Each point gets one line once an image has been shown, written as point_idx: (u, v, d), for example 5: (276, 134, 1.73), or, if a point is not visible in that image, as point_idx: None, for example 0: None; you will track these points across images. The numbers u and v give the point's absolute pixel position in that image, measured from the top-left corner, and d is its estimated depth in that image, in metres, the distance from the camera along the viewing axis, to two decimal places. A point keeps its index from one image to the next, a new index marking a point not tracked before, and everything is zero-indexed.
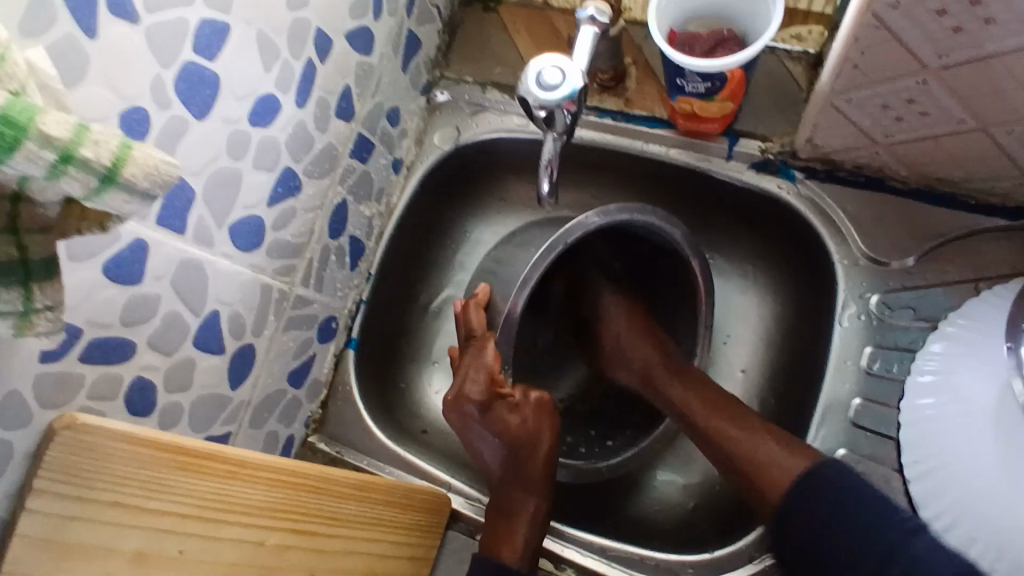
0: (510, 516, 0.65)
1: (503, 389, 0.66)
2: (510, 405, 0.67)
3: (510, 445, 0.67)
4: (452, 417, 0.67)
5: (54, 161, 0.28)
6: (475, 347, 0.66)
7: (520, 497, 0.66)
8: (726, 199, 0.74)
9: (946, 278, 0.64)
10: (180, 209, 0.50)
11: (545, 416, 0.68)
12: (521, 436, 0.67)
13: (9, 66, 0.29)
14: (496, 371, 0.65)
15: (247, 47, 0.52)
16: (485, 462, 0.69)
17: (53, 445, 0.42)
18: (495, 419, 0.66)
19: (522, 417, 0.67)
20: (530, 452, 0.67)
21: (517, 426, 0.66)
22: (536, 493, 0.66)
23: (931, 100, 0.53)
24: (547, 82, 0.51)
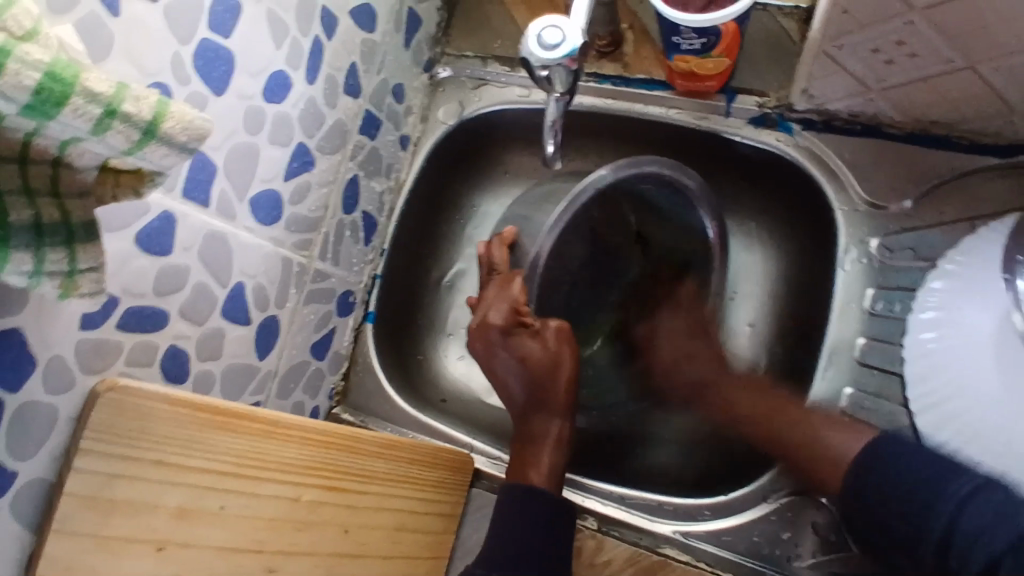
0: (535, 442, 0.68)
1: (526, 319, 0.69)
2: (532, 333, 0.70)
3: (534, 373, 0.69)
4: (477, 336, 0.70)
5: (101, 115, 0.31)
6: (501, 283, 0.72)
7: (544, 421, 0.69)
8: (727, 156, 0.76)
9: (943, 219, 0.66)
10: (203, 182, 0.52)
11: (566, 344, 0.70)
12: (543, 365, 0.69)
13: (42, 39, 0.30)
14: (521, 303, 0.69)
15: (258, 24, 0.54)
16: (509, 393, 0.71)
17: (97, 406, 0.44)
18: (517, 346, 0.70)
19: (543, 344, 0.70)
20: (552, 380, 0.69)
21: (540, 353, 0.69)
22: (560, 418, 0.69)
23: (920, 41, 0.55)
24: (547, 43, 0.53)
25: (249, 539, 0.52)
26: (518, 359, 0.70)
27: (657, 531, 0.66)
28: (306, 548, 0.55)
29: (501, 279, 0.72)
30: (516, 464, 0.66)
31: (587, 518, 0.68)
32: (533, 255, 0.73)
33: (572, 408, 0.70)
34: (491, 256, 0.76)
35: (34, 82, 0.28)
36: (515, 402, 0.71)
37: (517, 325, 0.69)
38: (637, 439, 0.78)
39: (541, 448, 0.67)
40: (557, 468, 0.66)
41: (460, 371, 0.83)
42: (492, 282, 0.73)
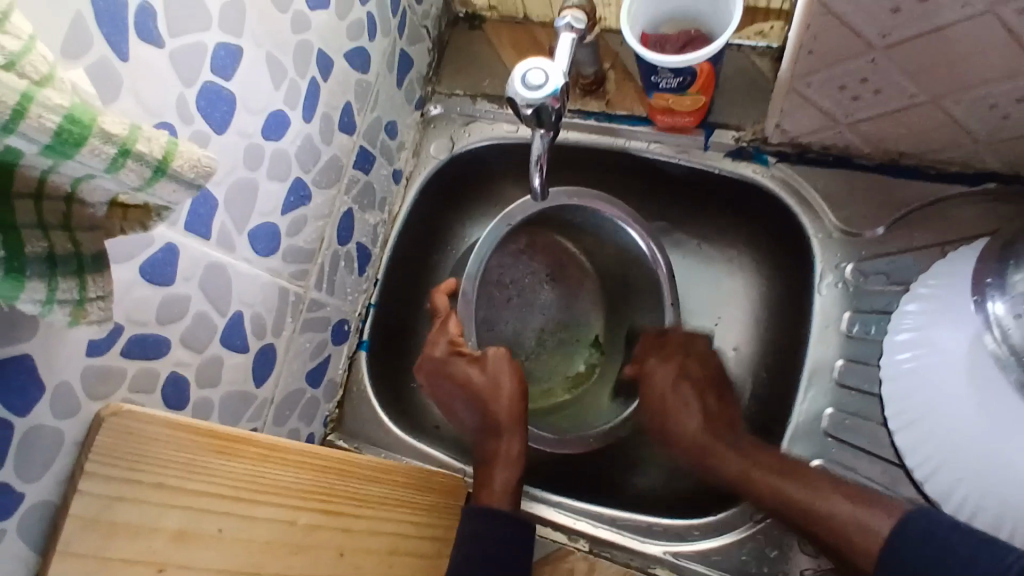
0: (489, 463, 0.69)
1: (463, 349, 0.74)
2: (470, 361, 0.73)
3: (476, 399, 0.71)
4: (425, 371, 0.75)
5: (115, 155, 0.33)
6: (439, 323, 0.76)
7: (495, 441, 0.70)
8: (706, 187, 0.79)
9: (916, 244, 0.69)
10: (205, 216, 0.55)
11: (505, 366, 0.72)
12: (483, 389, 0.71)
13: (58, 83, 0.31)
14: (456, 334, 0.74)
15: (258, 67, 0.57)
16: (463, 422, 0.74)
17: (101, 431, 0.47)
18: (457, 375, 0.73)
19: (482, 369, 0.72)
20: (496, 402, 0.71)
21: (478, 377, 0.72)
22: (508, 436, 0.70)
23: (882, 77, 0.58)
24: (531, 83, 0.57)
25: (247, 563, 0.53)
26: (458, 386, 0.72)
27: (647, 552, 0.67)
28: (301, 572, 0.56)
29: (439, 318, 0.77)
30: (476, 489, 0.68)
31: (577, 539, 0.69)
32: (470, 293, 0.78)
33: (522, 424, 0.71)
34: (436, 303, 0.78)
35: (54, 124, 0.31)
36: (470, 428, 0.73)
37: (455, 355, 0.73)
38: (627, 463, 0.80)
39: (496, 466, 0.69)
40: (511, 483, 0.67)
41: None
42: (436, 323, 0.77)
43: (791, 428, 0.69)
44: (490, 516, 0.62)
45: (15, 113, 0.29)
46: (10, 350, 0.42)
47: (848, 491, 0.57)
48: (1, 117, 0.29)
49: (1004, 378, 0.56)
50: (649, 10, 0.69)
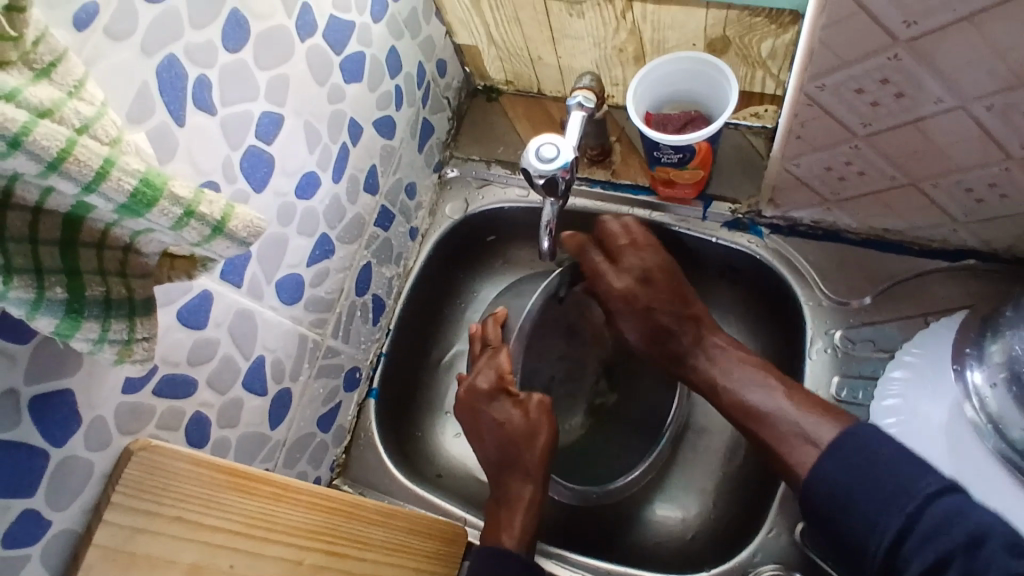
0: (510, 506, 0.71)
1: (510, 387, 0.75)
2: (515, 402, 0.74)
3: (511, 439, 0.73)
4: (467, 400, 0.76)
5: (181, 215, 0.38)
6: (489, 353, 0.78)
7: (519, 486, 0.72)
8: (704, 255, 0.83)
9: (899, 315, 0.73)
10: (239, 266, 0.59)
11: (546, 415, 0.74)
12: (521, 432, 0.73)
13: (123, 145, 0.37)
14: (505, 371, 0.75)
15: (297, 134, 0.63)
16: (485, 453, 0.75)
17: (131, 464, 0.50)
18: (498, 414, 0.74)
19: (524, 412, 0.74)
20: (528, 447, 0.73)
21: (519, 420, 0.73)
22: (534, 482, 0.72)
23: (866, 162, 0.64)
24: (545, 156, 0.62)
25: None
26: (496, 425, 0.74)
27: None
28: None
29: (490, 349, 0.78)
30: (495, 527, 0.70)
31: None
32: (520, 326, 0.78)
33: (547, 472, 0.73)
34: (487, 333, 0.82)
35: (131, 186, 0.36)
36: (491, 462, 0.75)
37: (502, 392, 0.75)
38: (627, 519, 0.82)
39: (516, 509, 0.71)
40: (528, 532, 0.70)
41: (457, 448, 0.87)
42: (484, 352, 0.79)
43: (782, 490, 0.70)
44: (507, 561, 0.64)
45: (98, 175, 0.34)
46: (57, 384, 0.46)
47: (806, 402, 0.62)
48: (87, 177, 0.34)
49: (981, 445, 0.62)
50: (653, 92, 0.75)
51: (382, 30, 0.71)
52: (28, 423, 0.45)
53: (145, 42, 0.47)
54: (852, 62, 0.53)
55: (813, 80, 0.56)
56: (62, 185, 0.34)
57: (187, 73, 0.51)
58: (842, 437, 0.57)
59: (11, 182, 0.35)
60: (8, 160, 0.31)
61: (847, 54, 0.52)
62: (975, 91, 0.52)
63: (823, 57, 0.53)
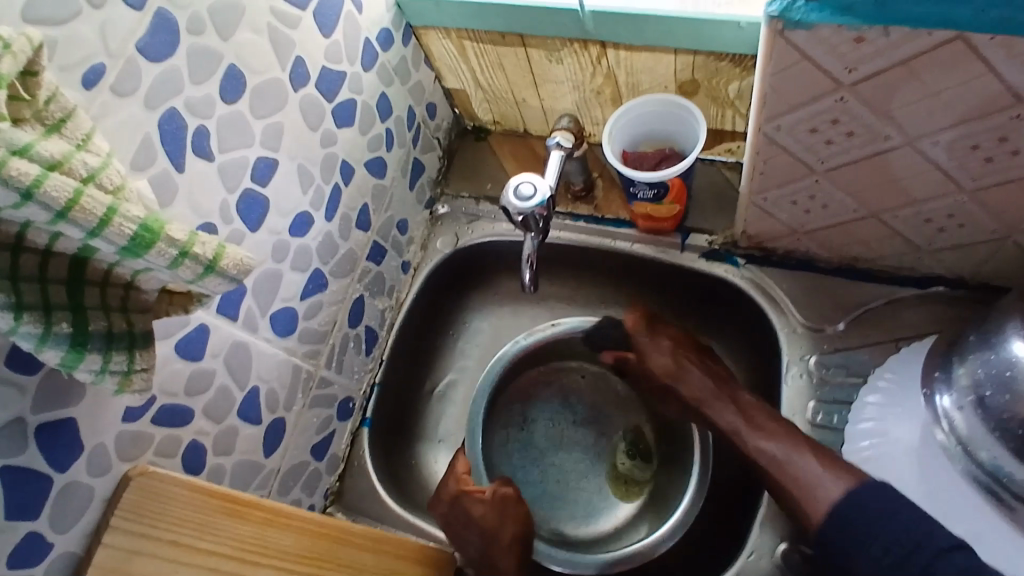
0: None
1: (471, 487, 0.78)
2: (477, 499, 0.77)
3: (481, 536, 0.75)
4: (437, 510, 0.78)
5: (176, 255, 0.42)
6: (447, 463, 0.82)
7: None
8: (684, 284, 0.87)
9: (870, 340, 0.76)
10: (236, 300, 0.63)
11: (510, 507, 0.77)
12: (486, 526, 0.75)
13: (127, 192, 0.41)
14: (461, 475, 0.79)
15: (291, 177, 0.67)
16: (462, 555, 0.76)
17: (128, 489, 0.54)
18: (463, 513, 0.77)
19: (486, 508, 0.76)
20: (496, 538, 0.75)
21: (483, 516, 0.76)
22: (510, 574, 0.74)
23: (827, 195, 0.67)
24: (523, 194, 0.66)
25: None
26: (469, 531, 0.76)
27: None
28: None
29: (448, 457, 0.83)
30: None
31: None
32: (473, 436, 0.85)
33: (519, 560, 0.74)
34: None
35: (132, 231, 0.39)
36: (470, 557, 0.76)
37: (463, 493, 0.78)
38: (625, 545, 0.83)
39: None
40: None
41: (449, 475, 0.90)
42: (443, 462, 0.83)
43: (760, 512, 0.72)
44: None
45: (101, 222, 0.38)
46: (60, 412, 0.49)
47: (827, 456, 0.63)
48: (91, 224, 0.38)
49: (951, 466, 0.65)
50: (628, 132, 0.79)
51: (373, 78, 0.76)
52: (32, 450, 0.48)
53: (149, 97, 0.51)
54: (803, 104, 0.57)
55: (770, 122, 0.60)
56: (70, 231, 0.38)
57: (187, 124, 0.55)
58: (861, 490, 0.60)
59: (24, 228, 0.39)
60: (22, 210, 0.36)
61: (797, 97, 0.56)
62: (919, 129, 0.56)
63: (777, 100, 0.57)
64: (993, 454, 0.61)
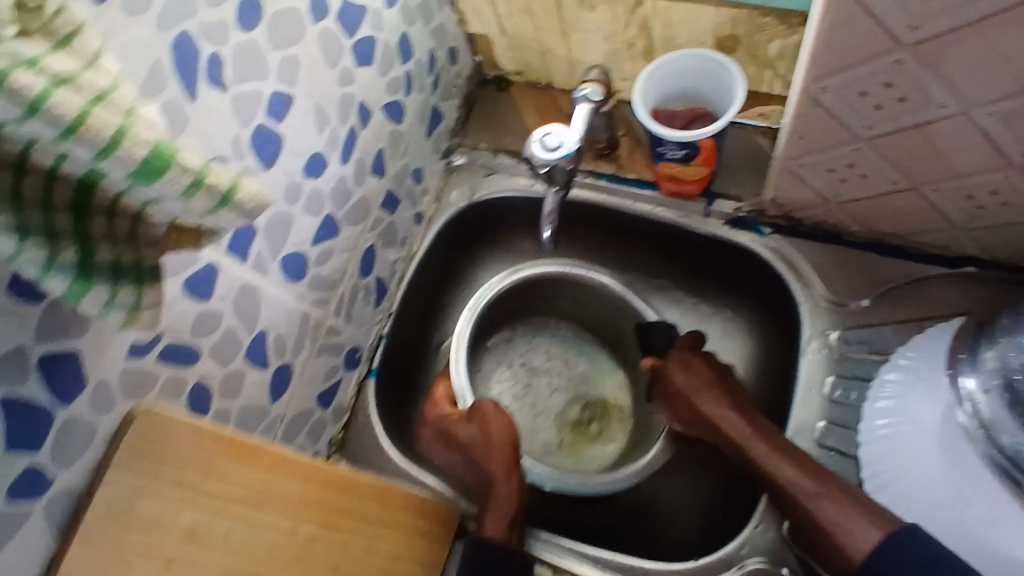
0: (489, 502, 0.73)
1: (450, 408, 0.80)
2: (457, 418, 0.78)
3: (465, 450, 0.76)
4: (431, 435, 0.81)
5: (191, 183, 0.39)
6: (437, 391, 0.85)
7: (493, 484, 0.73)
8: (706, 250, 0.84)
9: (895, 318, 0.74)
10: (245, 241, 0.60)
11: (491, 417, 0.77)
12: (470, 440, 0.76)
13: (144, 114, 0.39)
14: (441, 400, 0.82)
15: (307, 115, 0.64)
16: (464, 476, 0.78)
17: (132, 426, 0.52)
18: (446, 434, 0.78)
19: (466, 424, 0.77)
20: (482, 451, 0.75)
21: (466, 430, 0.77)
22: (503, 480, 0.73)
23: (867, 164, 0.64)
24: (548, 145, 0.63)
25: (249, 566, 0.57)
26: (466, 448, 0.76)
27: None
28: None
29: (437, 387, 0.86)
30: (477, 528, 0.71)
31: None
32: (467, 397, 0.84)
33: (512, 468, 0.74)
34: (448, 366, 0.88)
35: (143, 155, 0.37)
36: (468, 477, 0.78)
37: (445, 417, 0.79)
38: (636, 509, 0.81)
39: (492, 521, 0.70)
40: (501, 523, 0.70)
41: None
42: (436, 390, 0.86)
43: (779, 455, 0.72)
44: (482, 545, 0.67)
45: (111, 143, 0.36)
46: (63, 345, 0.48)
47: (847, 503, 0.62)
48: (101, 143, 0.35)
49: (972, 449, 0.62)
50: (659, 89, 0.76)
51: (395, 15, 0.72)
52: (33, 382, 0.46)
53: (161, 18, 0.48)
54: (857, 64, 0.54)
55: (816, 82, 0.57)
56: (79, 151, 0.35)
57: (201, 51, 0.52)
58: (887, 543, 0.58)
59: (28, 148, 0.35)
60: (26, 125, 0.33)
61: (852, 55, 0.53)
62: (976, 98, 0.52)
63: (825, 59, 0.54)
64: (1015, 438, 0.58)
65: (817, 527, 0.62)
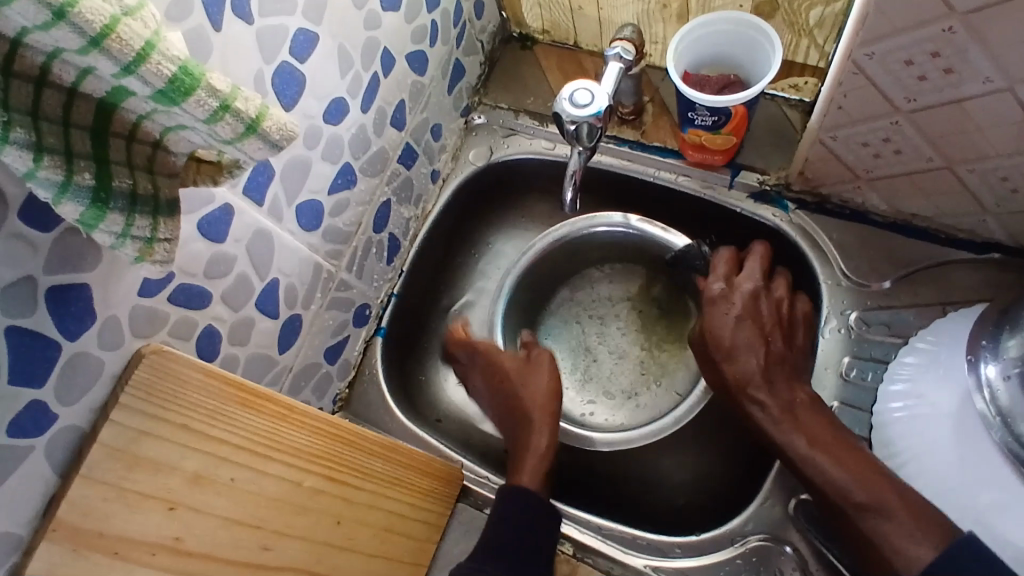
0: (522, 453, 0.73)
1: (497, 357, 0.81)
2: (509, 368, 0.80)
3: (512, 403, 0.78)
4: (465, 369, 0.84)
5: (216, 108, 0.37)
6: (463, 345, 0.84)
7: (529, 436, 0.74)
8: (726, 223, 0.83)
9: (917, 301, 0.73)
10: (262, 183, 0.59)
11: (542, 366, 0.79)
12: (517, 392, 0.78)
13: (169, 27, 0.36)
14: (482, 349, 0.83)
15: (330, 56, 0.62)
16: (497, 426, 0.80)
17: (142, 366, 0.50)
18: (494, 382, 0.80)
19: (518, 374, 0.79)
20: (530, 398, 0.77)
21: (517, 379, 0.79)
22: (540, 427, 0.74)
23: (904, 139, 0.62)
24: (578, 102, 0.61)
25: (252, 515, 0.56)
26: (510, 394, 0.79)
27: (629, 563, 0.70)
28: (299, 531, 0.59)
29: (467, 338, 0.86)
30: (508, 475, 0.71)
31: (563, 542, 0.73)
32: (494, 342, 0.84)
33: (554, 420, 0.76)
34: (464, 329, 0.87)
35: (170, 72, 0.35)
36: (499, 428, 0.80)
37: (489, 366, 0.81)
38: (639, 481, 0.81)
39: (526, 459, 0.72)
40: (530, 463, 0.71)
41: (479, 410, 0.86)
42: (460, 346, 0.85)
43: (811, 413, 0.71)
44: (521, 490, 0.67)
45: (138, 57, 0.33)
46: (72, 277, 0.46)
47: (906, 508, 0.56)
48: (127, 58, 0.33)
49: (987, 434, 0.59)
50: (693, 52, 0.74)
51: None
52: (41, 313, 0.44)
53: None
54: (904, 30, 0.51)
55: (862, 48, 0.54)
56: (101, 62, 0.33)
57: None
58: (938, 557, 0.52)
59: (49, 60, 0.34)
60: (50, 31, 0.31)
61: (901, 20, 0.50)
62: None
63: (875, 24, 0.52)
64: None
65: (864, 536, 0.57)
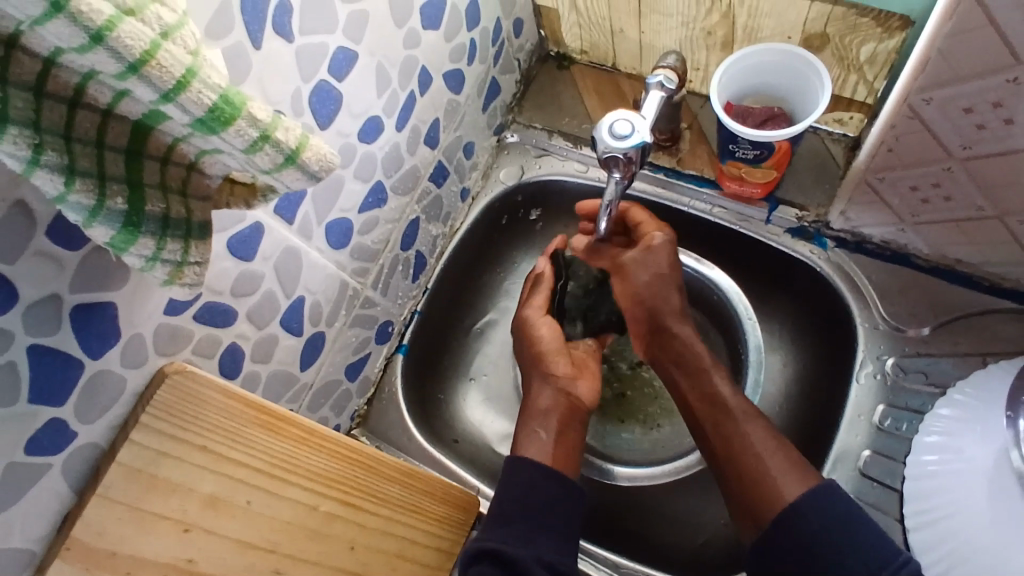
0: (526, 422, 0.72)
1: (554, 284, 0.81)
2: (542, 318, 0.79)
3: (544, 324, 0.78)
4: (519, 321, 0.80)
5: (256, 137, 0.36)
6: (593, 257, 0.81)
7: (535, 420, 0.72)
8: (761, 257, 0.81)
9: (956, 350, 0.70)
10: (294, 203, 0.58)
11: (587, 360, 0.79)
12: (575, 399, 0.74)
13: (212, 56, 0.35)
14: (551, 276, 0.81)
15: (368, 74, 0.61)
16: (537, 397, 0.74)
17: (163, 387, 0.49)
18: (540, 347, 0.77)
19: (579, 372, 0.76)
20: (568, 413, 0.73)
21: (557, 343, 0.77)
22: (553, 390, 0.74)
23: (955, 186, 0.60)
24: (618, 133, 0.59)
25: (267, 540, 0.55)
26: (526, 315, 0.80)
27: None
28: (312, 556, 0.58)
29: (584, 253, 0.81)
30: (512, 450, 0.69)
31: None
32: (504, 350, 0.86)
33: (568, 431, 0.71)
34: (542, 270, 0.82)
35: (210, 101, 0.34)
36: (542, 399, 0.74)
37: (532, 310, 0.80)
38: (657, 517, 0.79)
39: (542, 284, 0.81)
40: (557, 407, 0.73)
41: (495, 432, 0.85)
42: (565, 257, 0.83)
43: (831, 459, 0.70)
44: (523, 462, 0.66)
45: (178, 85, 0.32)
46: (99, 294, 0.45)
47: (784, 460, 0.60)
48: (167, 85, 0.32)
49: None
50: (736, 83, 0.72)
51: None
52: (65, 331, 0.44)
53: None
54: (966, 76, 0.49)
55: (919, 93, 0.52)
56: (139, 88, 0.32)
57: None
58: (813, 492, 0.56)
59: (85, 80, 0.32)
60: (89, 54, 0.29)
61: (967, 67, 0.48)
62: None
63: (937, 68, 0.50)
64: None
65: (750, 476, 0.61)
